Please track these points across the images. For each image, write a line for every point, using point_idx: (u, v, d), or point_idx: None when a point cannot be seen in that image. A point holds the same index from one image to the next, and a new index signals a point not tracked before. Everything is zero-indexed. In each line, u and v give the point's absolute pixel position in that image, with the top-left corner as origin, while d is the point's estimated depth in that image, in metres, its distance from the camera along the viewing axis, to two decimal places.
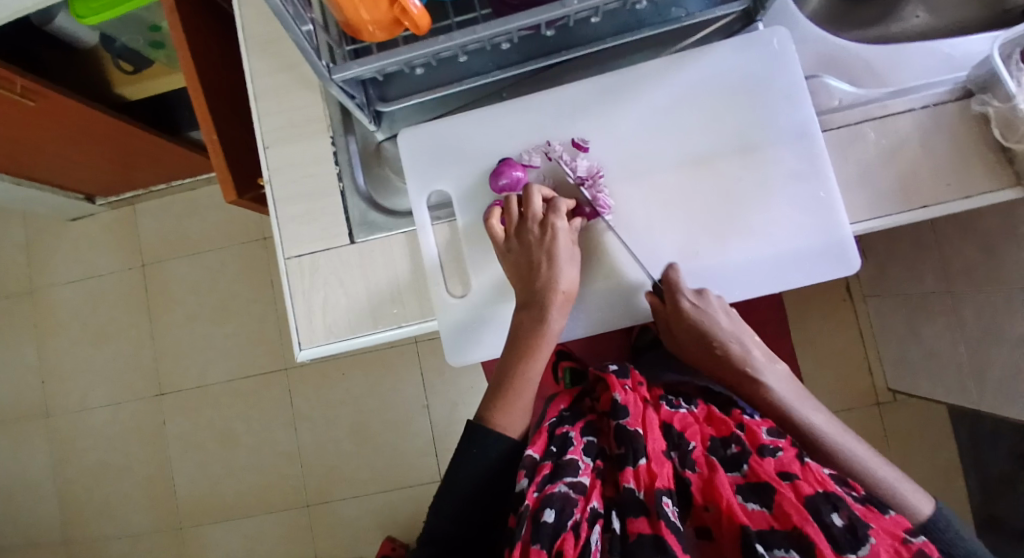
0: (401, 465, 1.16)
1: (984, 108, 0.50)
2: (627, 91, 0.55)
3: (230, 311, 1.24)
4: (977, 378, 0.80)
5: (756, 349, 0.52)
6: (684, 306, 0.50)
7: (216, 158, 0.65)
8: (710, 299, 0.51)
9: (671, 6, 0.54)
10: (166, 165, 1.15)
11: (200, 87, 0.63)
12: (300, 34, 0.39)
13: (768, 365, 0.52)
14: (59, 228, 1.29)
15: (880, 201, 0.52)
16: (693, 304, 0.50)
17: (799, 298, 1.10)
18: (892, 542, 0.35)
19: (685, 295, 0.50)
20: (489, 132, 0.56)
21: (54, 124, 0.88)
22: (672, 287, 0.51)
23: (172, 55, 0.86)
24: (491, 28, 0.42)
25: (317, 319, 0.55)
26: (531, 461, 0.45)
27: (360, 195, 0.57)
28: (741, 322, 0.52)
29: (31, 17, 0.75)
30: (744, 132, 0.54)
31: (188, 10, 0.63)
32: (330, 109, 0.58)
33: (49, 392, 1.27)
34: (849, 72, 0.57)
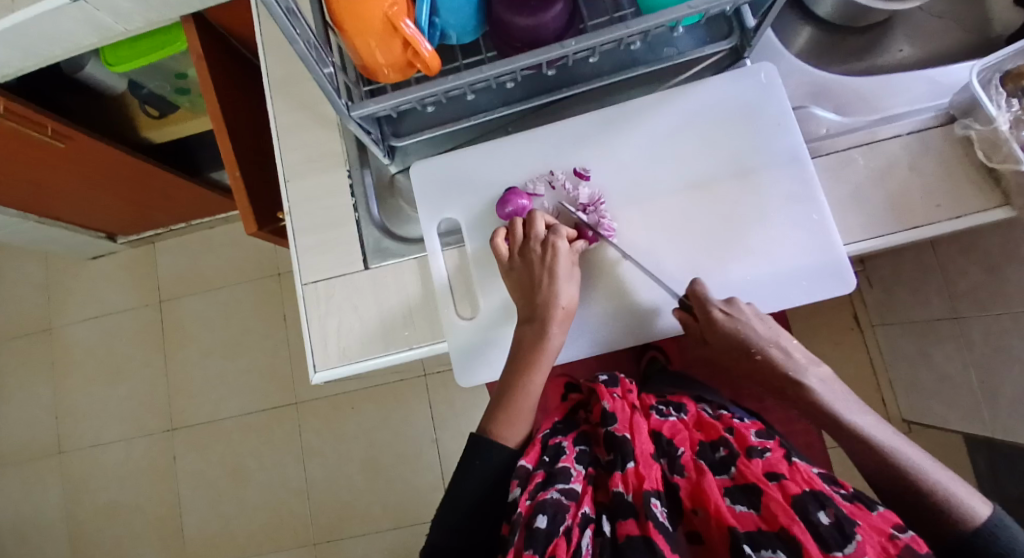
0: (410, 499, 1.15)
1: (967, 131, 0.52)
2: (627, 123, 0.58)
3: (244, 344, 1.26)
4: (990, 401, 0.79)
5: (794, 351, 0.50)
6: (716, 316, 0.50)
7: (238, 193, 0.69)
8: (739, 307, 0.51)
9: (664, 45, 0.58)
10: (187, 204, 1.20)
11: (225, 128, 0.67)
12: (323, 76, 0.42)
13: (809, 366, 0.50)
14: (81, 266, 1.34)
15: (872, 223, 0.54)
16: (722, 313, 0.51)
17: (807, 325, 1.11)
18: (879, 539, 0.35)
19: (713, 304, 0.51)
20: (497, 164, 0.60)
21: (84, 166, 0.93)
22: (700, 300, 0.51)
23: (197, 100, 0.92)
24: (497, 67, 0.46)
25: (331, 343, 0.57)
26: (525, 471, 0.46)
27: (374, 223, 0.60)
28: (781, 330, 0.51)
29: (60, 65, 0.80)
30: (740, 158, 0.56)
31: (214, 59, 0.68)
32: (347, 145, 0.61)
33: (63, 427, 1.29)
34: (836, 101, 0.60)
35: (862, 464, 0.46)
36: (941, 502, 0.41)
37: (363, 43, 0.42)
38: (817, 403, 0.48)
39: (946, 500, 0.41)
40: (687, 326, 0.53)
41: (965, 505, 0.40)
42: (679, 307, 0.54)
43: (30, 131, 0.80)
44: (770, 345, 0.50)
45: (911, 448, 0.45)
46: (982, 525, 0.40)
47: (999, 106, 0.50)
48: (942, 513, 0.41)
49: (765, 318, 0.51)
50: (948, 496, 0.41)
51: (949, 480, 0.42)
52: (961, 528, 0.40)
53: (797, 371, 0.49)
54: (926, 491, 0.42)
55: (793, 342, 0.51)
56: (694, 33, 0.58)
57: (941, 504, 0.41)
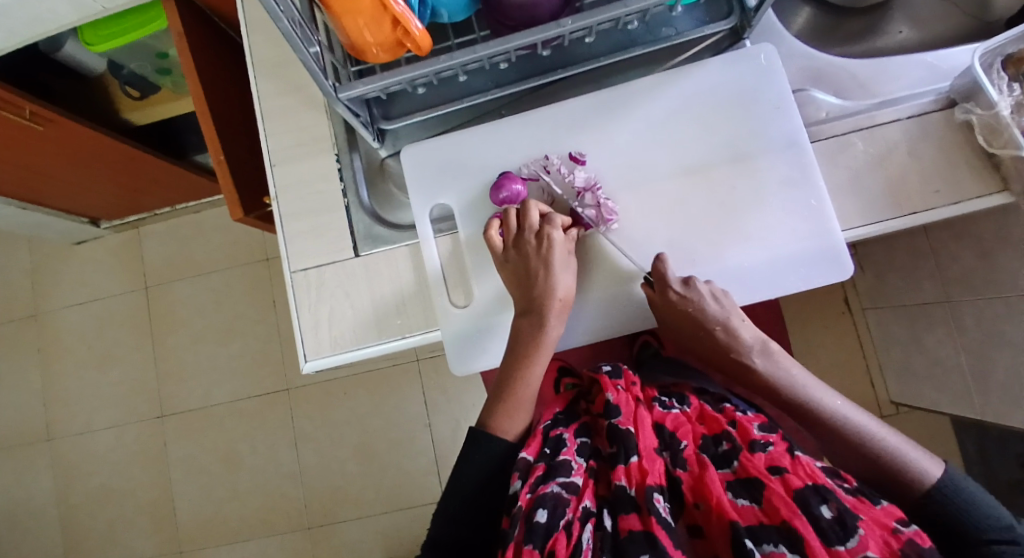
0: (404, 484, 1.15)
1: (968, 115, 0.51)
2: (624, 106, 0.57)
3: (234, 331, 1.24)
4: (981, 384, 0.80)
5: (751, 331, 0.51)
6: (670, 299, 0.51)
7: (223, 178, 0.66)
8: (698, 287, 0.51)
9: (663, 25, 0.56)
10: (172, 188, 1.17)
11: (209, 109, 0.65)
12: (309, 55, 0.40)
13: (762, 347, 0.51)
14: (65, 252, 1.31)
15: (871, 208, 0.53)
16: (681, 295, 0.51)
17: (800, 310, 1.12)
18: (882, 533, 0.35)
19: (672, 286, 0.51)
20: (491, 147, 0.58)
21: (65, 149, 0.90)
22: (661, 281, 0.51)
23: (180, 80, 0.89)
24: (491, 47, 0.44)
25: (323, 331, 0.55)
26: (526, 463, 0.46)
27: (364, 209, 0.59)
28: (735, 308, 0.52)
29: (37, 43, 0.77)
30: (736, 142, 0.55)
31: (197, 37, 0.66)
32: (335, 128, 0.60)
33: (52, 415, 1.27)
34: (835, 84, 0.59)
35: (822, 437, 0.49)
36: (893, 468, 0.45)
37: (351, 22, 0.41)
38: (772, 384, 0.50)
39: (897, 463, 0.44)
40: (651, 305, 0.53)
41: (917, 470, 0.44)
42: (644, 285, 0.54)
43: (6, 112, 0.77)
44: (718, 324, 0.51)
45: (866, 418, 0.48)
46: (934, 486, 0.43)
47: (1000, 91, 0.50)
48: (895, 475, 0.44)
49: (726, 298, 0.52)
50: (900, 460, 0.44)
51: (901, 445, 0.45)
52: (913, 490, 0.43)
53: (755, 351, 0.51)
54: (882, 457, 0.45)
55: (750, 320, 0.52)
56: (693, 13, 0.56)
57: (896, 468, 0.44)
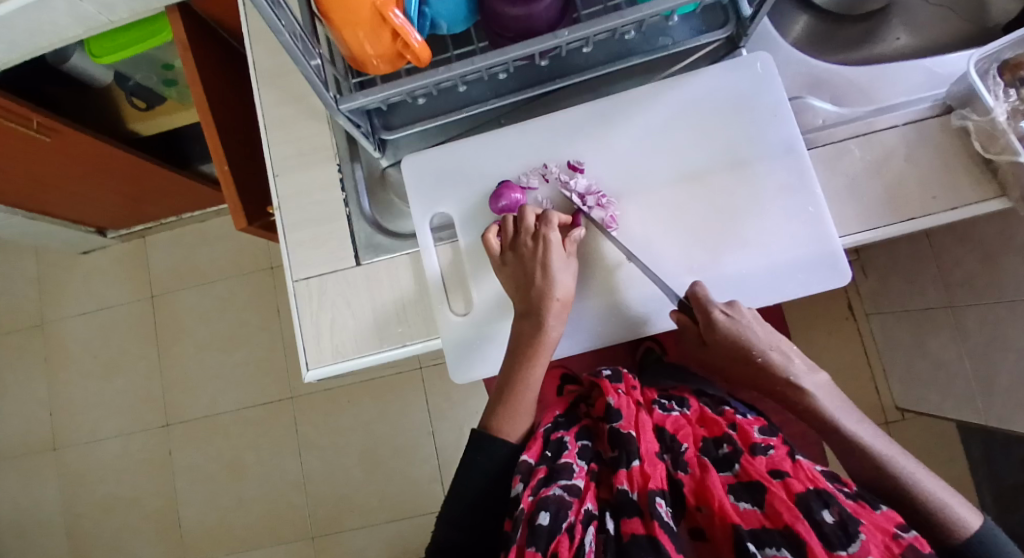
0: (408, 491, 1.15)
1: (964, 122, 0.52)
2: (622, 114, 0.57)
3: (238, 339, 1.25)
4: (985, 390, 0.80)
5: (792, 357, 0.50)
6: (716, 318, 0.50)
7: (227, 188, 0.67)
8: (741, 311, 0.51)
9: (659, 35, 0.57)
10: (177, 198, 1.18)
11: (213, 121, 0.66)
12: (310, 69, 0.41)
13: (806, 373, 0.49)
14: (71, 261, 1.32)
15: (865, 213, 0.53)
16: (724, 315, 0.50)
17: (803, 315, 1.12)
18: (883, 537, 0.36)
19: (714, 306, 0.50)
20: (490, 155, 0.59)
21: (69, 160, 0.91)
22: (701, 303, 0.50)
23: (185, 92, 0.90)
24: (488, 58, 0.45)
25: (325, 340, 0.56)
26: (527, 466, 0.46)
27: (365, 218, 0.59)
28: (779, 336, 0.51)
29: (46, 56, 0.78)
30: (733, 150, 0.56)
31: (201, 51, 0.67)
32: (336, 138, 0.60)
33: (58, 423, 1.28)
34: (832, 91, 0.59)
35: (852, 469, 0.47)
36: (934, 515, 0.42)
37: (351, 34, 0.41)
38: (815, 411, 0.48)
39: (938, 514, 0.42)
40: (686, 328, 0.53)
41: (958, 517, 0.41)
42: (678, 309, 0.54)
43: (15, 124, 0.78)
44: (771, 350, 0.49)
45: (908, 460, 0.45)
46: (972, 536, 0.41)
47: (996, 96, 0.50)
48: (936, 525, 0.42)
49: (764, 323, 0.51)
50: (942, 507, 0.42)
51: (944, 491, 0.43)
52: (952, 540, 0.41)
53: (796, 377, 0.49)
54: (921, 502, 0.42)
55: (789, 347, 0.51)
56: (689, 23, 0.57)
57: (938, 515, 0.42)
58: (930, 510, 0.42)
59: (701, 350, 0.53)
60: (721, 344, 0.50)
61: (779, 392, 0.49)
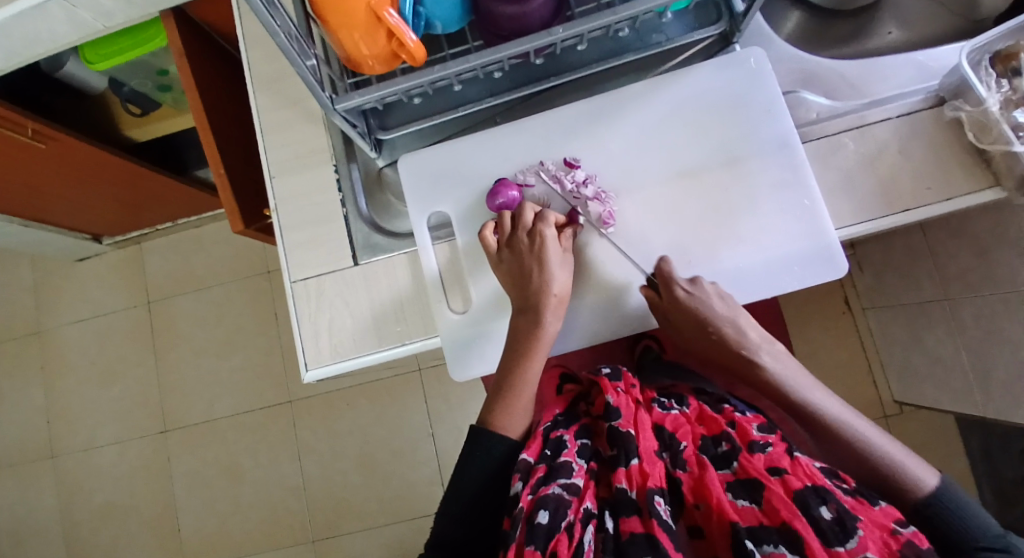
0: (408, 494, 1.15)
1: (957, 113, 0.52)
2: (617, 111, 0.58)
3: (236, 344, 1.25)
4: (982, 382, 0.80)
5: (754, 330, 0.51)
6: (677, 295, 0.50)
7: (223, 191, 0.67)
8: (704, 287, 0.51)
9: (652, 32, 0.58)
10: (173, 204, 1.18)
11: (208, 124, 0.66)
12: (305, 68, 0.41)
13: (767, 346, 0.50)
14: (67, 268, 1.32)
15: (861, 207, 0.54)
16: (687, 292, 0.51)
17: (800, 311, 1.12)
18: (881, 534, 0.36)
19: (676, 282, 0.51)
20: (486, 154, 0.59)
21: (63, 166, 0.91)
22: (666, 278, 0.51)
23: (180, 97, 0.90)
24: (483, 56, 0.45)
25: (323, 340, 0.56)
26: (526, 465, 0.45)
27: (363, 218, 0.59)
28: (739, 307, 0.51)
29: (39, 62, 0.78)
30: (728, 146, 0.56)
31: (196, 55, 0.67)
32: (333, 139, 0.60)
33: (55, 432, 1.27)
34: (825, 86, 0.59)
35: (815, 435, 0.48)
36: (888, 473, 0.44)
37: (346, 34, 0.42)
38: (774, 382, 0.49)
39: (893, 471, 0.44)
40: (653, 305, 0.53)
41: (913, 475, 0.44)
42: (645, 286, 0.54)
43: (8, 131, 0.78)
44: (726, 322, 0.50)
45: (863, 424, 0.47)
46: (928, 493, 0.43)
47: (990, 87, 0.50)
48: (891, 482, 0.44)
49: (727, 297, 0.51)
50: (896, 464, 0.44)
51: (899, 452, 0.45)
52: (907, 495, 0.44)
53: (758, 351, 0.50)
54: (878, 463, 0.44)
55: (752, 321, 0.52)
56: (682, 19, 0.57)
57: (893, 473, 0.44)
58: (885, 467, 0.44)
59: (669, 330, 0.54)
60: (684, 320, 0.51)
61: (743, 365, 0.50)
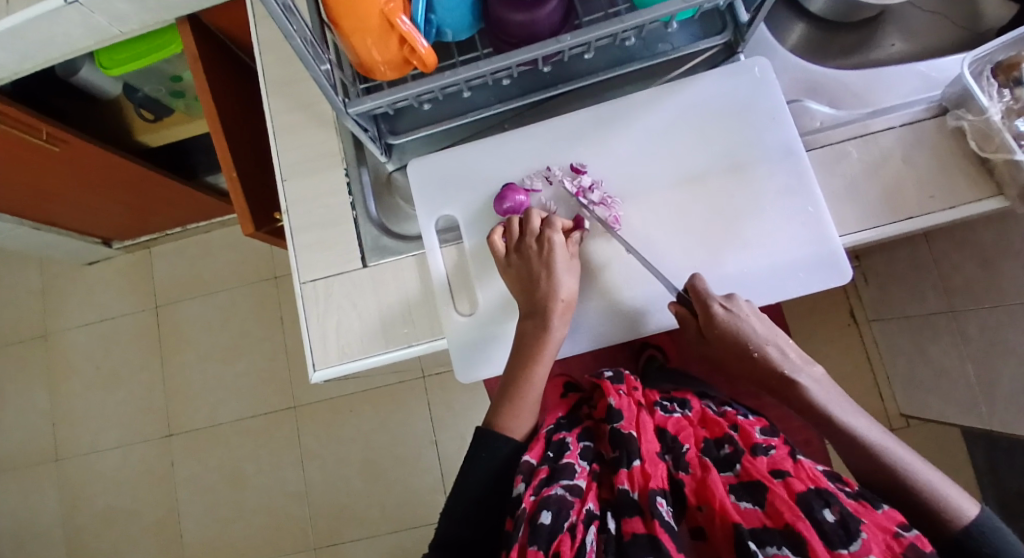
0: (410, 501, 1.14)
1: (960, 122, 0.53)
2: (624, 118, 0.58)
3: (242, 348, 1.25)
4: (987, 394, 0.80)
5: (789, 350, 0.50)
6: (715, 311, 0.50)
7: (235, 195, 0.68)
8: (739, 304, 0.51)
9: (659, 41, 0.59)
10: (183, 209, 1.20)
11: (222, 129, 0.67)
12: (320, 72, 0.42)
13: (803, 365, 0.50)
14: (76, 272, 1.33)
15: (865, 214, 0.54)
16: (721, 309, 0.50)
17: (805, 321, 1.12)
18: (883, 537, 0.36)
19: (713, 300, 0.51)
20: (494, 159, 0.60)
21: (76, 170, 0.93)
22: (700, 296, 0.51)
23: (193, 103, 0.92)
24: (492, 62, 0.46)
25: (331, 341, 0.56)
26: (529, 466, 0.46)
27: (371, 221, 0.60)
28: (775, 328, 0.51)
29: (56, 68, 0.80)
30: (734, 152, 0.57)
31: (210, 62, 0.69)
32: (344, 144, 0.61)
33: (60, 434, 1.28)
34: (829, 95, 0.60)
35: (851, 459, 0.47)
36: (929, 503, 0.42)
37: (359, 41, 0.43)
38: (811, 403, 0.48)
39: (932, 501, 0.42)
40: (684, 321, 0.53)
41: (953, 505, 0.41)
42: (676, 302, 0.54)
43: (24, 135, 0.79)
44: (769, 343, 0.50)
45: (901, 448, 0.45)
46: (970, 526, 0.40)
47: (990, 96, 0.51)
48: (932, 513, 0.42)
49: (762, 316, 0.51)
50: (936, 495, 0.42)
51: (941, 481, 0.43)
52: (949, 529, 0.41)
53: (793, 371, 0.49)
54: (916, 489, 0.43)
55: (786, 339, 0.51)
56: (688, 29, 0.58)
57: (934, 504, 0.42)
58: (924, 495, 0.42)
59: (699, 342, 0.53)
60: (719, 337, 0.50)
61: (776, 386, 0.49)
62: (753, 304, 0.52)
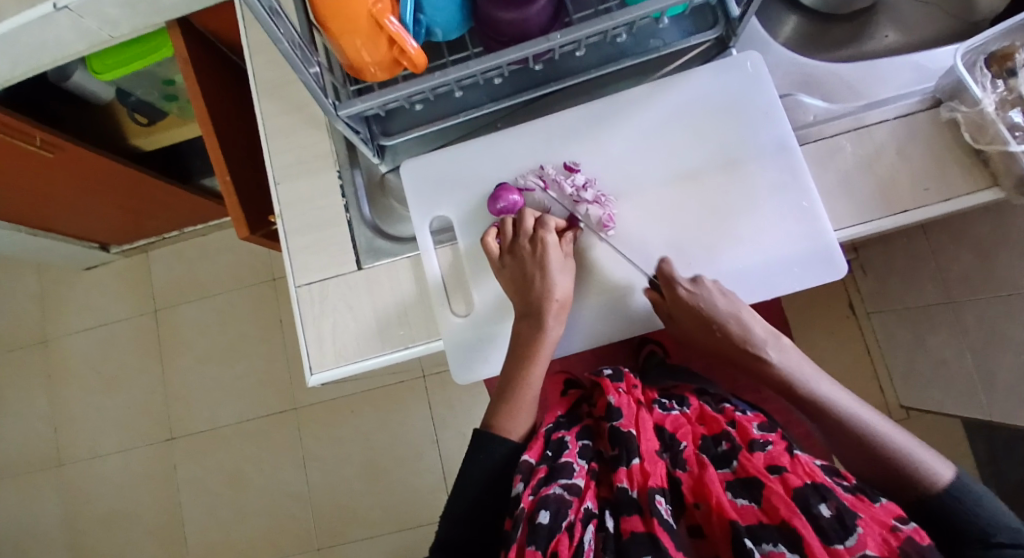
0: (412, 501, 1.15)
1: (953, 114, 0.52)
2: (616, 115, 0.58)
3: (241, 351, 1.25)
4: (987, 385, 0.79)
5: (758, 325, 0.51)
6: (681, 295, 0.51)
7: (229, 198, 0.68)
8: (705, 285, 0.52)
9: (650, 37, 0.58)
10: (179, 212, 1.19)
11: (214, 132, 0.67)
12: (309, 76, 0.42)
13: (773, 341, 0.50)
14: (74, 277, 1.33)
15: (860, 208, 0.54)
16: (687, 290, 0.51)
17: (804, 315, 1.12)
18: (880, 530, 0.36)
19: (679, 283, 0.52)
20: (487, 159, 0.60)
21: (70, 175, 0.92)
22: (667, 279, 0.52)
23: (186, 107, 0.92)
24: (483, 62, 0.45)
25: (327, 344, 0.56)
26: (528, 465, 0.46)
27: (366, 224, 0.60)
28: (744, 305, 0.52)
29: (47, 73, 0.79)
30: (727, 149, 0.56)
31: (201, 65, 0.69)
32: (336, 146, 0.61)
33: (62, 439, 1.28)
34: (823, 89, 0.60)
35: (827, 430, 0.48)
36: (902, 466, 0.44)
37: (348, 42, 0.43)
38: (783, 379, 0.49)
39: (902, 462, 0.44)
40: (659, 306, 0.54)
41: (928, 469, 0.43)
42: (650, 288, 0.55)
43: (17, 141, 0.79)
44: (730, 318, 0.51)
45: (872, 416, 0.47)
46: (946, 487, 0.42)
47: (984, 88, 0.51)
48: (905, 475, 0.43)
49: (732, 294, 0.52)
50: (911, 459, 0.44)
51: (912, 445, 0.44)
52: (921, 489, 0.43)
53: (761, 347, 0.50)
54: (889, 455, 0.44)
55: (756, 314, 0.52)
56: (679, 24, 0.58)
57: (905, 466, 0.44)
58: (895, 457, 0.44)
59: (676, 327, 0.54)
60: (688, 319, 0.51)
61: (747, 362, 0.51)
62: (721, 283, 0.52)
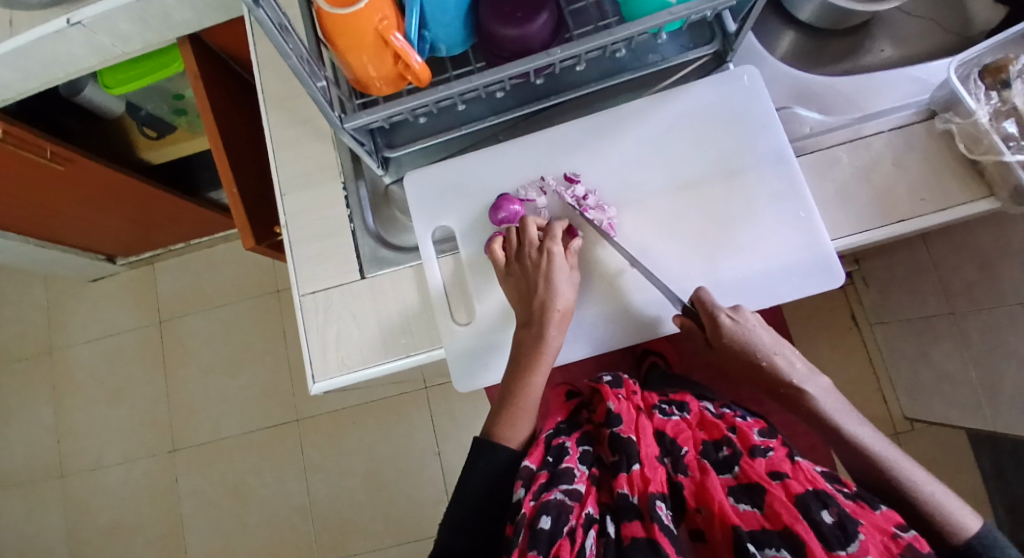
0: (413, 514, 1.14)
1: (947, 125, 0.53)
2: (615, 127, 0.59)
3: (245, 362, 1.26)
4: (991, 396, 0.79)
5: (796, 361, 0.50)
6: (721, 322, 0.50)
7: (235, 209, 0.69)
8: (745, 316, 0.51)
9: (649, 52, 0.60)
10: (186, 224, 1.21)
11: (222, 145, 0.68)
12: (316, 89, 0.43)
13: (810, 376, 0.49)
14: (81, 288, 1.35)
15: (857, 217, 0.55)
16: (728, 319, 0.50)
17: (805, 326, 1.12)
18: (882, 537, 0.36)
19: (720, 310, 0.50)
20: (489, 170, 0.61)
21: (80, 188, 0.94)
22: (706, 307, 0.51)
23: (195, 121, 0.94)
24: (486, 76, 0.46)
25: (330, 352, 0.57)
26: (529, 472, 0.46)
27: (369, 233, 0.61)
28: (781, 339, 0.51)
29: (59, 88, 0.81)
30: (727, 159, 0.57)
31: (211, 80, 0.70)
32: (342, 157, 0.62)
33: (65, 450, 1.28)
34: (819, 102, 0.61)
35: (853, 465, 0.47)
36: (931, 517, 0.42)
37: (355, 57, 0.44)
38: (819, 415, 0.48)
39: (932, 515, 0.42)
40: (690, 331, 0.53)
41: (955, 521, 0.42)
42: (681, 313, 0.54)
43: (30, 154, 0.81)
44: (775, 354, 0.49)
45: (910, 464, 0.45)
46: (972, 539, 0.41)
47: (979, 99, 0.51)
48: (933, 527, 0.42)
49: (769, 327, 0.51)
50: (940, 511, 0.42)
51: (944, 495, 0.43)
52: (949, 541, 0.42)
53: (800, 381, 0.49)
54: (919, 505, 0.43)
55: (794, 350, 0.51)
56: (677, 40, 0.60)
57: (935, 518, 0.42)
58: (923, 508, 0.43)
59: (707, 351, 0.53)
60: (725, 347, 0.50)
61: (784, 394, 0.49)
62: (760, 315, 0.51)
